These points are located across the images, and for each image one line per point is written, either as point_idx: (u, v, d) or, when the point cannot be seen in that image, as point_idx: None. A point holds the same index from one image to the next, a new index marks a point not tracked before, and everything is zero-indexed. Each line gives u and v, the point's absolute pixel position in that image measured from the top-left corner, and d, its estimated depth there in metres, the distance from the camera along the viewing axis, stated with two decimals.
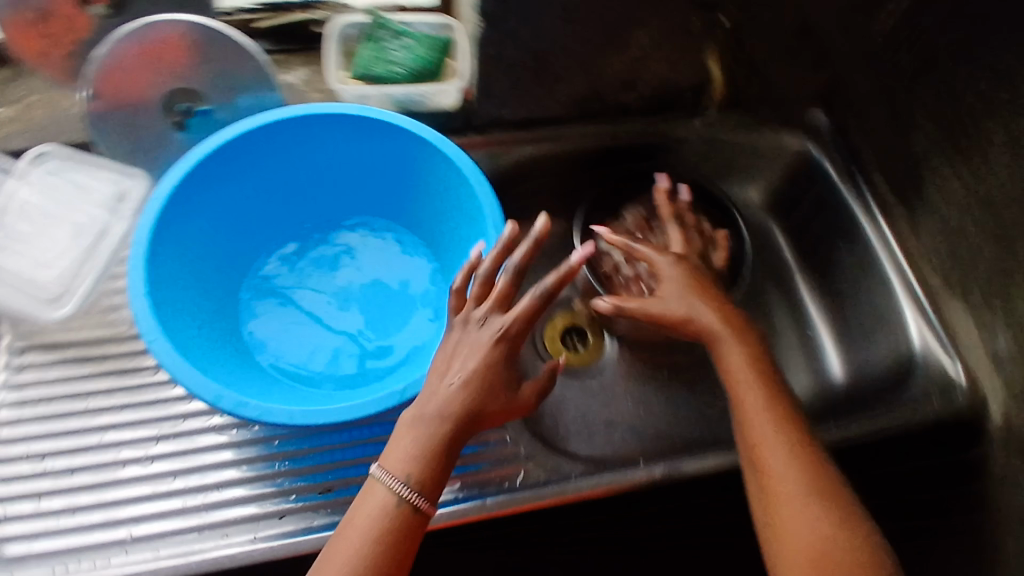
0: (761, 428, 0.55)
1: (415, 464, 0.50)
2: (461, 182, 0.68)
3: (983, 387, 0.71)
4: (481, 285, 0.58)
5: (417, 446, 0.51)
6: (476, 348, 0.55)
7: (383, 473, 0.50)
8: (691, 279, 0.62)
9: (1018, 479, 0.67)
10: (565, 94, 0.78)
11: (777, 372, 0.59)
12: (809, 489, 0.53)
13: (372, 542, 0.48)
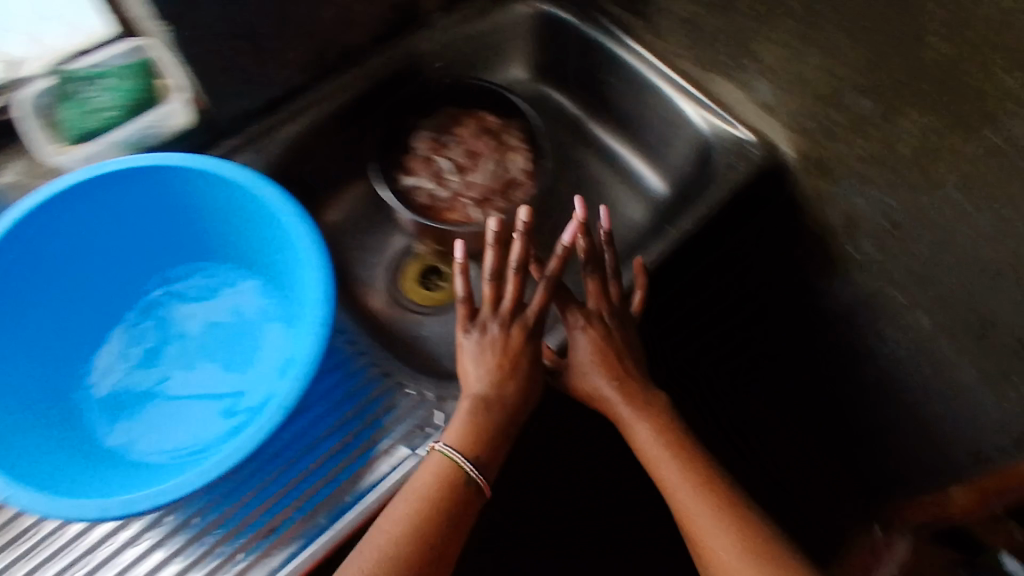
0: (684, 499, 0.62)
1: (483, 448, 0.62)
2: (235, 188, 0.66)
3: (770, 137, 0.80)
4: (490, 286, 0.65)
5: (487, 434, 0.62)
6: (508, 344, 0.65)
7: (445, 448, 0.61)
8: (607, 347, 0.67)
9: (828, 193, 0.78)
10: (295, 61, 0.75)
11: (687, 441, 0.66)
12: (739, 545, 0.60)
13: (427, 507, 0.57)
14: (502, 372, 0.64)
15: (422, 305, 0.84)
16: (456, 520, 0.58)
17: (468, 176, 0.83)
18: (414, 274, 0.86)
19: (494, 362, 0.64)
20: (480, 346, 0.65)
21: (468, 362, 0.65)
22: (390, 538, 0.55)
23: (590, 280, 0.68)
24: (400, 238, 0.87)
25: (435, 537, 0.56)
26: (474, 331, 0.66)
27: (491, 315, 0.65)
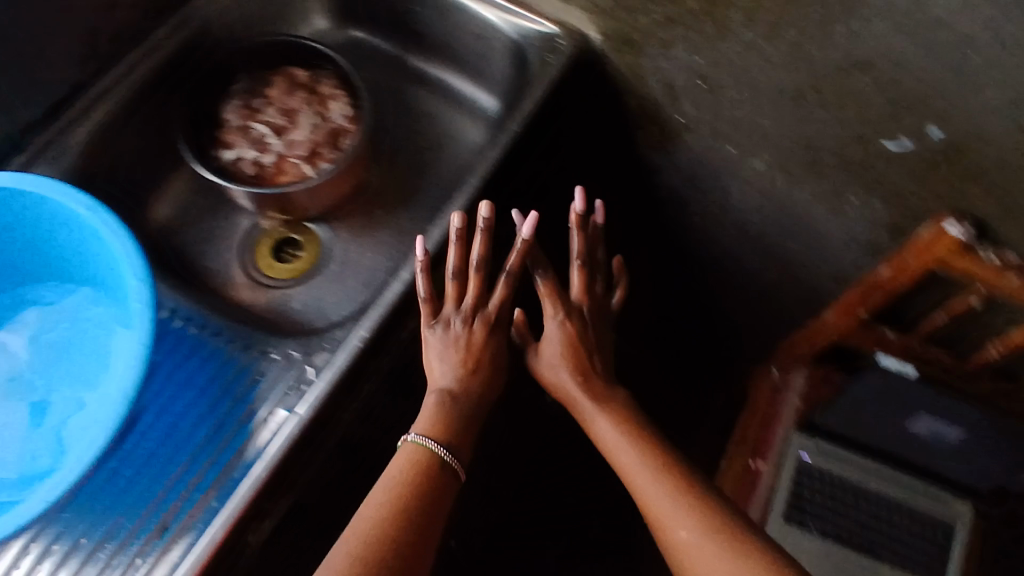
0: (646, 486, 0.62)
1: (452, 441, 0.63)
2: (21, 196, 0.63)
3: (575, 26, 0.81)
4: (453, 283, 0.67)
5: (452, 427, 0.63)
6: (471, 339, 0.66)
7: (418, 437, 0.62)
8: (575, 343, 0.71)
9: (639, 67, 0.81)
10: (62, 54, 0.73)
11: (653, 438, 0.67)
12: (706, 527, 0.57)
13: (408, 486, 0.58)
14: (467, 366, 0.66)
15: (284, 279, 0.83)
16: (436, 504, 0.58)
17: (289, 135, 0.81)
18: (268, 247, 0.85)
19: (461, 356, 0.66)
20: (443, 340, 0.66)
21: (433, 357, 0.66)
22: (375, 518, 0.55)
23: (578, 273, 0.74)
24: (245, 218, 0.85)
25: (418, 520, 0.56)
26: (437, 327, 0.66)
27: (454, 311, 0.67)
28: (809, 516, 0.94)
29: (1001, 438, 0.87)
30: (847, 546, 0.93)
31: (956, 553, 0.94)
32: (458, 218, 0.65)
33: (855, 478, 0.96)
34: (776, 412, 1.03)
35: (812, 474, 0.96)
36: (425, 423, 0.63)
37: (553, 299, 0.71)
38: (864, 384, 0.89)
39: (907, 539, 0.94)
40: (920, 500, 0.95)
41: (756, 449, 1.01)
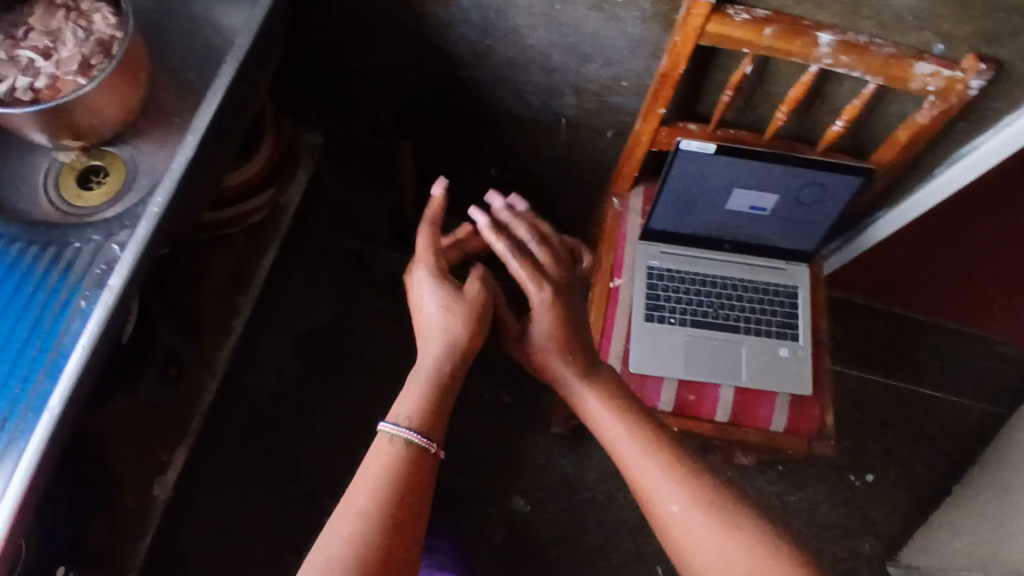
0: (637, 466, 0.77)
1: (424, 416, 0.77)
2: None
3: None
4: (426, 250, 0.88)
5: (425, 403, 0.79)
6: (453, 297, 0.86)
7: (393, 426, 0.75)
8: (558, 320, 0.88)
9: None
10: None
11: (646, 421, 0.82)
12: (693, 502, 0.73)
13: (388, 478, 0.71)
14: (453, 323, 0.84)
15: (97, 203, 0.82)
16: (414, 496, 0.71)
17: (59, 54, 0.79)
18: (73, 174, 0.83)
19: (445, 311, 0.85)
20: (431, 301, 0.86)
21: (423, 322, 0.86)
22: (367, 509, 0.68)
23: (543, 250, 0.91)
24: (45, 155, 0.84)
25: (398, 511, 0.69)
26: (421, 292, 0.87)
27: (428, 276, 0.87)
28: (665, 313, 1.01)
29: (805, 181, 0.94)
30: (705, 329, 1.01)
31: (801, 310, 1.03)
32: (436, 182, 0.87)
33: (700, 268, 1.03)
34: (621, 232, 1.06)
35: (661, 275, 1.03)
36: (414, 391, 0.80)
37: (535, 278, 0.88)
38: (674, 167, 0.93)
39: (756, 309, 1.03)
40: (759, 273, 1.04)
41: (611, 269, 1.04)
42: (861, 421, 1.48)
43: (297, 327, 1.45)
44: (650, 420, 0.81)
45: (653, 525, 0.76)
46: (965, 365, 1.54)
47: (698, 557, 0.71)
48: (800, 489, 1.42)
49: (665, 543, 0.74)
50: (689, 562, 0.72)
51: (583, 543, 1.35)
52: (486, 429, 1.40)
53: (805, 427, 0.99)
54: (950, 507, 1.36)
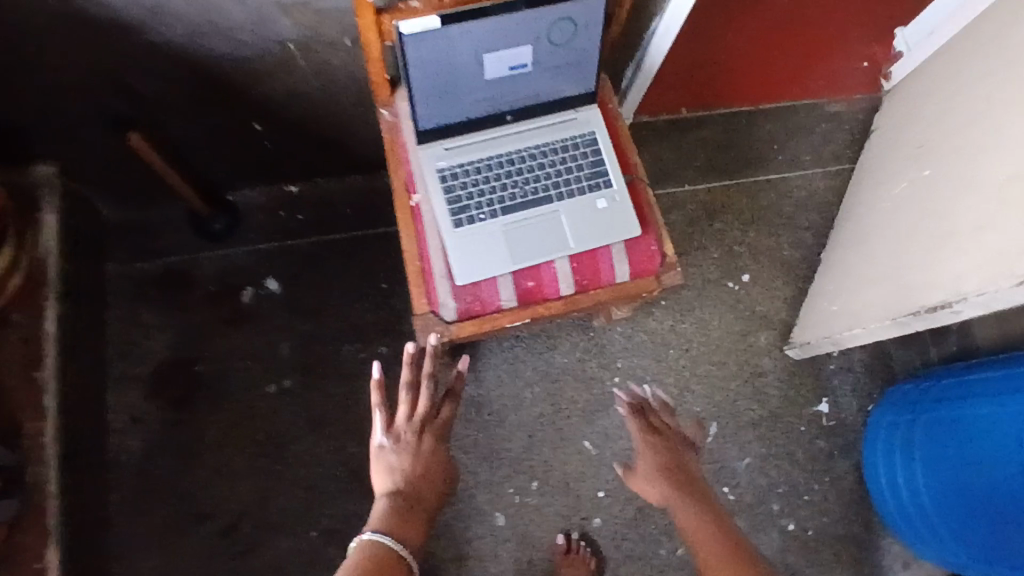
0: (720, 558, 0.92)
1: (399, 525, 0.91)
2: None
3: None
4: (406, 402, 1.02)
5: (401, 514, 0.92)
6: (414, 447, 0.99)
7: (378, 538, 0.89)
8: (668, 470, 1.09)
9: None
10: None
11: (714, 530, 0.97)
12: None
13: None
14: (415, 448, 1.00)
15: None
16: None
17: None
18: None
19: (407, 463, 0.97)
20: (395, 449, 0.99)
21: (385, 466, 0.98)
22: None
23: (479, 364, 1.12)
24: None
25: None
26: (389, 439, 0.99)
27: (406, 427, 1.00)
28: (474, 213, 0.94)
29: (551, 21, 0.85)
30: (520, 211, 0.95)
31: (606, 154, 0.98)
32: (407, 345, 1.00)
33: (495, 150, 0.96)
34: (401, 142, 0.97)
35: (455, 173, 0.95)
36: (378, 513, 0.92)
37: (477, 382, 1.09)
38: (411, 58, 0.84)
39: (562, 170, 0.97)
40: (551, 134, 0.97)
41: (406, 189, 0.96)
42: (723, 230, 1.50)
43: (135, 369, 1.31)
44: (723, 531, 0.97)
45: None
46: (800, 138, 1.57)
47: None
48: (689, 314, 1.44)
49: None
50: None
51: (507, 452, 1.34)
52: (378, 384, 1.32)
53: (649, 267, 0.97)
54: (823, 280, 1.39)
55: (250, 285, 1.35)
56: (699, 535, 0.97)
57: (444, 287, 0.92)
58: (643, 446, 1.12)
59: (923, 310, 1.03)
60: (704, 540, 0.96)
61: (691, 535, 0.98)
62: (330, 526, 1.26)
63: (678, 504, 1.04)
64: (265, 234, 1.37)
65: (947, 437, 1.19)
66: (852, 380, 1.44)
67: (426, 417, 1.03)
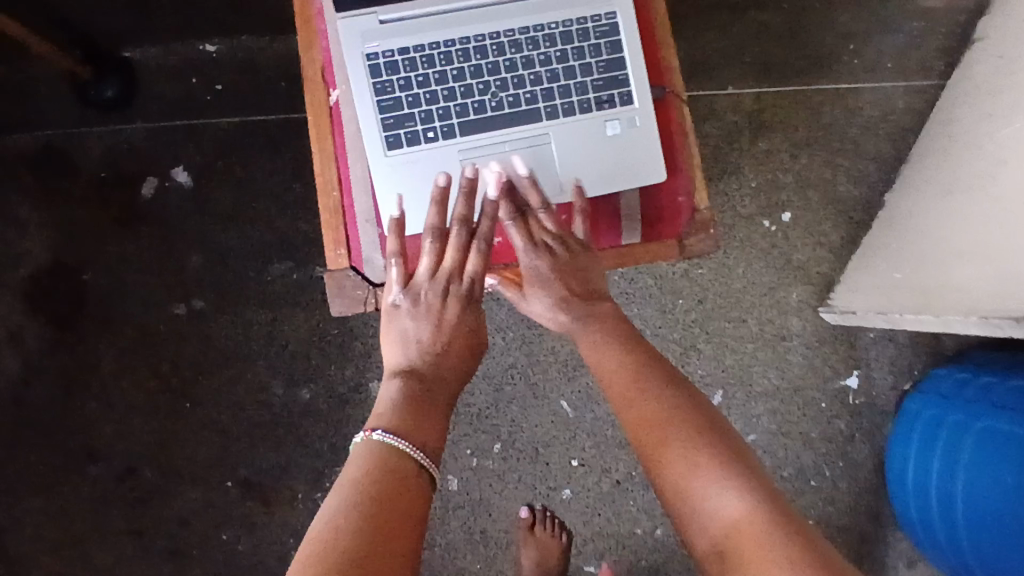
0: (669, 415, 0.58)
1: (421, 433, 0.58)
2: None
3: None
4: (431, 250, 0.63)
5: (422, 417, 0.59)
6: (436, 313, 0.63)
7: (385, 437, 0.56)
8: (565, 266, 0.65)
9: None
10: None
11: (660, 376, 0.62)
12: (718, 471, 0.55)
13: (376, 499, 0.52)
14: (441, 316, 0.63)
15: None
16: (404, 510, 0.52)
17: None
18: None
19: (426, 335, 0.62)
20: (413, 315, 0.63)
21: (398, 329, 0.63)
22: (342, 523, 0.50)
23: (543, 218, 0.64)
24: None
25: (392, 540, 0.50)
26: (404, 299, 0.63)
27: (429, 287, 0.63)
28: (419, 127, 0.64)
29: None
30: (489, 130, 0.65)
31: (628, 52, 0.67)
32: (437, 175, 0.62)
33: (457, 31, 0.65)
34: (317, 10, 0.67)
35: (392, 62, 0.64)
36: (384, 404, 0.59)
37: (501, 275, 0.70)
38: None
39: (556, 71, 0.66)
40: (547, 11, 0.66)
41: (323, 77, 0.68)
42: (767, 152, 1.17)
43: (10, 273, 1.05)
44: (659, 372, 0.62)
45: (657, 484, 0.57)
46: (884, 37, 1.20)
47: (703, 506, 0.54)
48: (707, 257, 1.16)
49: (669, 508, 0.56)
50: (701, 536, 0.54)
51: (467, 407, 1.11)
52: (312, 314, 1.06)
53: (671, 228, 0.71)
54: (890, 222, 1.10)
55: (154, 176, 1.05)
56: (606, 364, 0.63)
57: (368, 235, 0.66)
58: (527, 268, 0.64)
59: (993, 317, 0.83)
60: (616, 368, 0.62)
61: (610, 388, 0.62)
62: (249, 479, 1.05)
63: (595, 343, 0.64)
64: (171, 111, 1.05)
65: (1005, 454, 0.90)
66: (892, 353, 1.18)
67: (458, 276, 0.64)
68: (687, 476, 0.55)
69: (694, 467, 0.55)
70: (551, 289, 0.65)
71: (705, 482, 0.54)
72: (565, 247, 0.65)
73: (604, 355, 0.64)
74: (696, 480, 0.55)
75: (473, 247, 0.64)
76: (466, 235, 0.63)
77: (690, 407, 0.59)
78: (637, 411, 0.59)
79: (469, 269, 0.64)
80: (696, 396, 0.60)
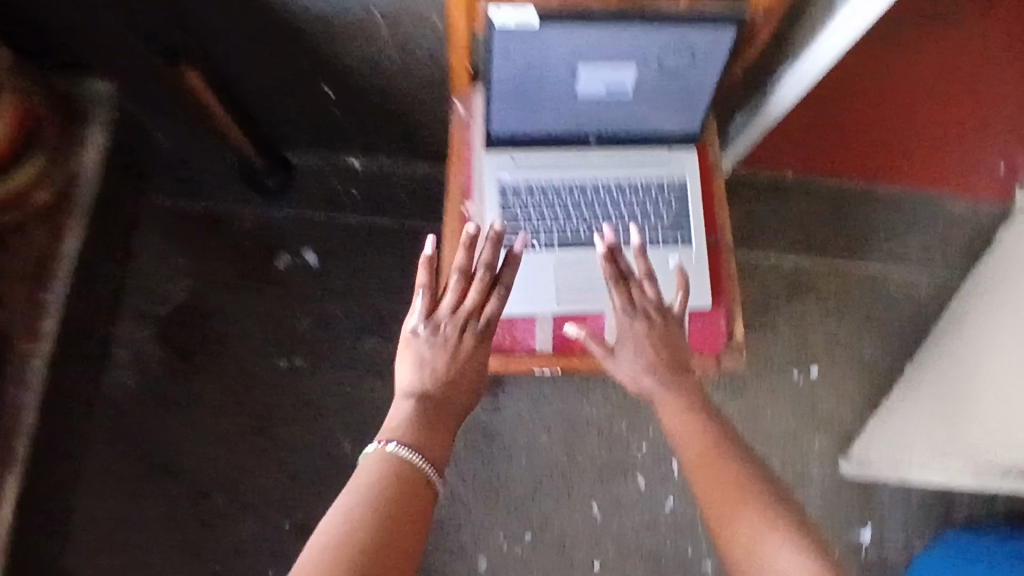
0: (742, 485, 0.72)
1: (433, 450, 0.72)
2: None
3: None
4: (456, 288, 0.78)
5: (434, 438, 0.72)
6: (453, 342, 0.77)
7: (396, 449, 0.70)
8: (648, 340, 0.80)
9: None
10: None
11: (733, 453, 0.75)
12: (784, 538, 0.67)
13: (385, 497, 0.66)
14: (458, 347, 0.77)
15: None
16: (406, 506, 0.66)
17: None
18: None
19: (439, 361, 0.76)
20: (432, 343, 0.77)
21: (417, 353, 0.77)
22: (354, 513, 0.64)
23: (647, 288, 0.80)
24: None
25: (393, 532, 0.64)
26: (425, 327, 0.77)
27: (449, 319, 0.78)
28: (529, 237, 0.88)
29: (665, 40, 0.76)
30: (580, 247, 0.88)
31: (692, 208, 0.89)
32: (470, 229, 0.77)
33: (568, 174, 0.88)
34: (466, 144, 0.89)
35: (518, 191, 0.87)
36: (397, 421, 0.73)
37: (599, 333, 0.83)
38: (497, 51, 0.74)
39: (636, 214, 0.89)
40: (636, 170, 0.89)
41: (460, 194, 0.88)
42: (801, 311, 1.34)
43: (152, 309, 1.25)
44: (732, 450, 0.75)
45: (727, 542, 0.70)
46: (910, 232, 1.39)
47: (770, 563, 0.66)
48: (739, 394, 1.30)
49: (737, 563, 0.69)
50: None
51: (508, 493, 1.23)
52: (389, 385, 1.23)
53: (711, 346, 0.87)
54: (909, 387, 1.23)
55: (288, 251, 1.29)
56: (688, 434, 0.77)
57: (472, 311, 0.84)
58: (626, 326, 0.81)
59: (1013, 471, 1.00)
60: (699, 441, 0.76)
61: (691, 453, 0.76)
62: (304, 522, 1.17)
63: (676, 413, 0.78)
64: (313, 200, 1.30)
65: None
66: (905, 513, 1.26)
67: (475, 314, 0.78)
68: (758, 537, 0.68)
69: (765, 532, 0.68)
70: (643, 352, 0.81)
71: (773, 546, 0.67)
72: (660, 316, 0.81)
73: (685, 425, 0.78)
74: (764, 542, 0.67)
75: (492, 292, 0.79)
76: (487, 275, 0.78)
77: (756, 481, 0.72)
78: (717, 478, 0.73)
79: (485, 311, 0.79)
80: (762, 473, 0.74)
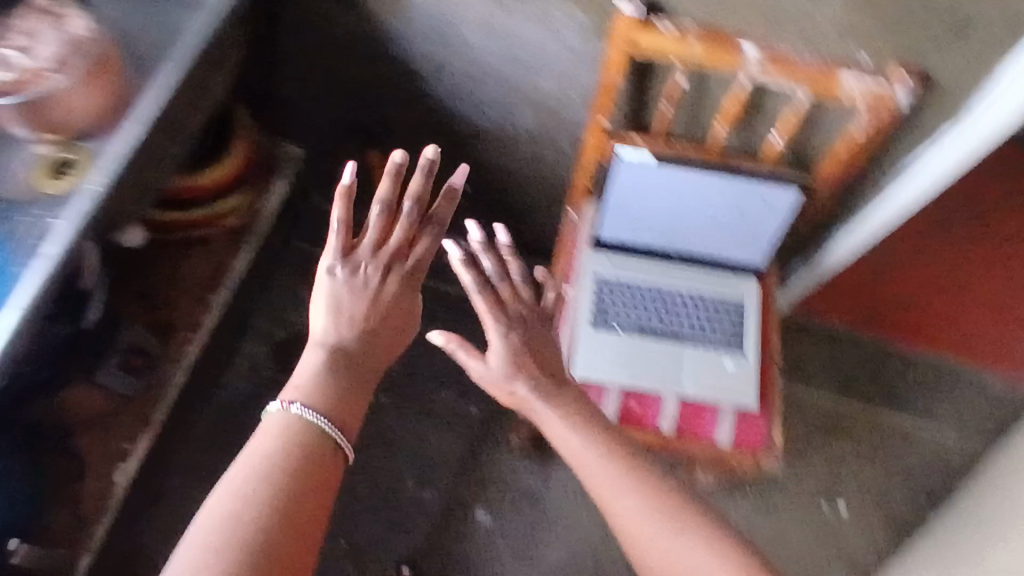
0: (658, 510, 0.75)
1: (335, 408, 0.73)
2: None
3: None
4: (377, 228, 0.88)
5: (334, 397, 0.74)
6: (375, 286, 0.84)
7: (298, 409, 0.71)
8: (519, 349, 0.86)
9: None
10: None
11: (646, 470, 0.78)
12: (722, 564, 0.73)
13: (294, 467, 0.67)
14: (378, 287, 0.84)
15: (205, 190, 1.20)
16: (313, 474, 0.68)
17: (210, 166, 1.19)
18: (46, 168, 0.84)
19: (356, 307, 0.82)
20: (349, 290, 0.83)
21: (333, 301, 0.82)
22: (257, 484, 0.65)
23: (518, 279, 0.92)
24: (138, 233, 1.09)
25: (290, 500, 0.65)
26: (342, 271, 0.84)
27: (367, 262, 0.85)
28: (614, 323, 1.08)
29: (746, 194, 1.00)
30: (654, 339, 1.08)
31: (749, 324, 1.09)
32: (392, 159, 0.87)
33: (653, 279, 1.10)
34: (574, 243, 1.13)
35: (610, 283, 1.09)
36: (306, 375, 0.75)
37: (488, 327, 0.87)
38: (616, 180, 1.01)
39: (703, 321, 1.09)
40: (707, 287, 1.11)
41: (563, 280, 1.11)
42: (836, 449, 1.46)
43: (277, 332, 1.48)
44: (641, 468, 0.78)
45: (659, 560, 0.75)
46: (949, 397, 1.51)
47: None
48: (769, 513, 1.40)
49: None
50: None
51: (541, 558, 1.34)
52: (456, 436, 1.41)
53: (752, 443, 1.03)
54: (926, 534, 1.32)
55: None
56: (587, 458, 0.79)
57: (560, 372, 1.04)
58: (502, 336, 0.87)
59: None
60: (593, 460, 0.78)
61: (590, 472, 0.78)
62: (359, 543, 1.33)
63: (574, 435, 0.81)
64: None
65: None
66: None
67: (400, 255, 0.87)
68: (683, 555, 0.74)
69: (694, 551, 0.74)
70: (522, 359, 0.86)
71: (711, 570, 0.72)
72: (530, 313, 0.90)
73: (583, 443, 0.79)
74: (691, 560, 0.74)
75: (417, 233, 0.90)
76: (416, 211, 0.90)
77: (673, 503, 0.76)
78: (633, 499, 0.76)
79: (411, 250, 0.89)
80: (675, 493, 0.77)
